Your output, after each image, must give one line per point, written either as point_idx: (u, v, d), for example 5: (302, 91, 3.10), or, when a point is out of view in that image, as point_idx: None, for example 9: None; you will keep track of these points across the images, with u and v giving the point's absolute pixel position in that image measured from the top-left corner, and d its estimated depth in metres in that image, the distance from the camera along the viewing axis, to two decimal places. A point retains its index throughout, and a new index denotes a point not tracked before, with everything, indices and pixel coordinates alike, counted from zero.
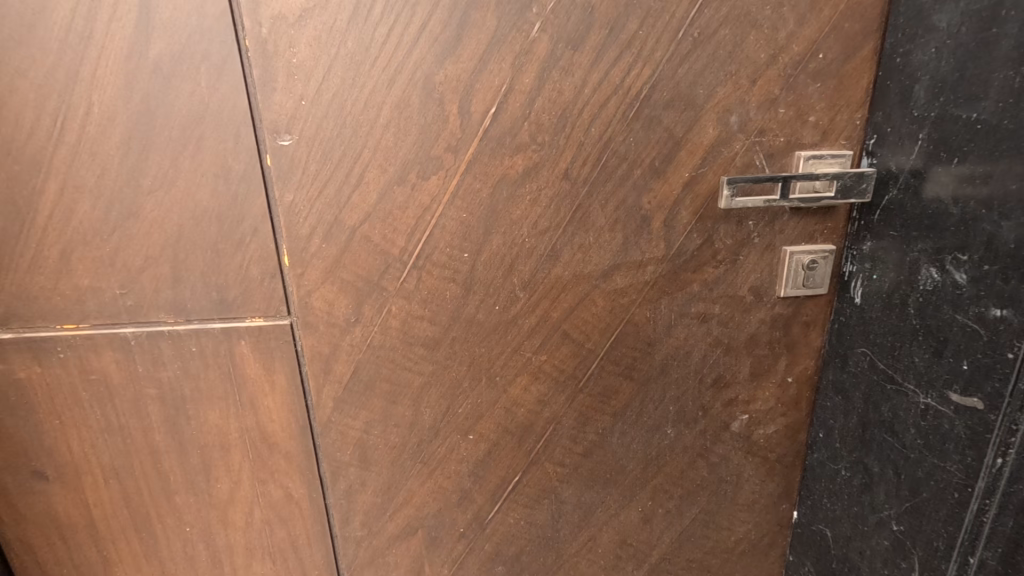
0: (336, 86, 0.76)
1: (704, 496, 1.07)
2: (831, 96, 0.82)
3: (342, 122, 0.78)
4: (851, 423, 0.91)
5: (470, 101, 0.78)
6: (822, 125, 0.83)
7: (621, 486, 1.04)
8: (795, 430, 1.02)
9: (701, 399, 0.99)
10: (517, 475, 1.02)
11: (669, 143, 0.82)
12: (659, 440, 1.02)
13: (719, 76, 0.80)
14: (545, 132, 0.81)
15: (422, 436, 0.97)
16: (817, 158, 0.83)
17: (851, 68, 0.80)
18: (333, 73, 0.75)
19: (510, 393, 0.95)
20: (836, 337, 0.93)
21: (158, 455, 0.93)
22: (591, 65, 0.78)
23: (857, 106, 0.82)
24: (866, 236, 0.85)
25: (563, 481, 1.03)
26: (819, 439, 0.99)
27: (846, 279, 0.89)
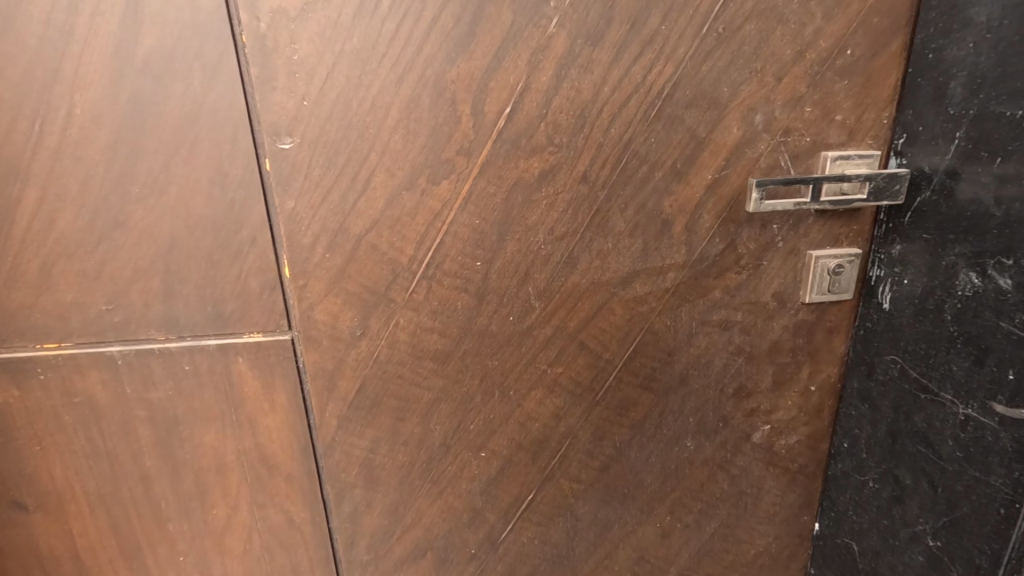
0: (341, 85, 0.71)
1: (724, 509, 1.03)
2: (858, 94, 0.78)
3: (348, 124, 0.73)
4: (879, 433, 0.88)
5: (484, 100, 0.74)
6: (849, 124, 0.79)
7: (639, 501, 1.00)
8: (817, 439, 0.99)
9: (721, 410, 0.95)
10: (531, 492, 0.97)
11: (691, 143, 0.78)
12: (678, 453, 0.98)
13: (744, 73, 0.76)
14: (562, 133, 0.76)
15: (431, 454, 0.92)
16: (844, 158, 0.80)
17: (879, 65, 0.77)
18: (338, 70, 0.70)
19: (524, 407, 0.91)
20: (861, 343, 0.90)
21: (149, 482, 0.87)
22: (611, 62, 0.74)
23: (885, 104, 0.79)
24: (895, 239, 0.81)
25: (578, 497, 0.98)
26: (843, 449, 0.96)
27: (873, 284, 0.86)
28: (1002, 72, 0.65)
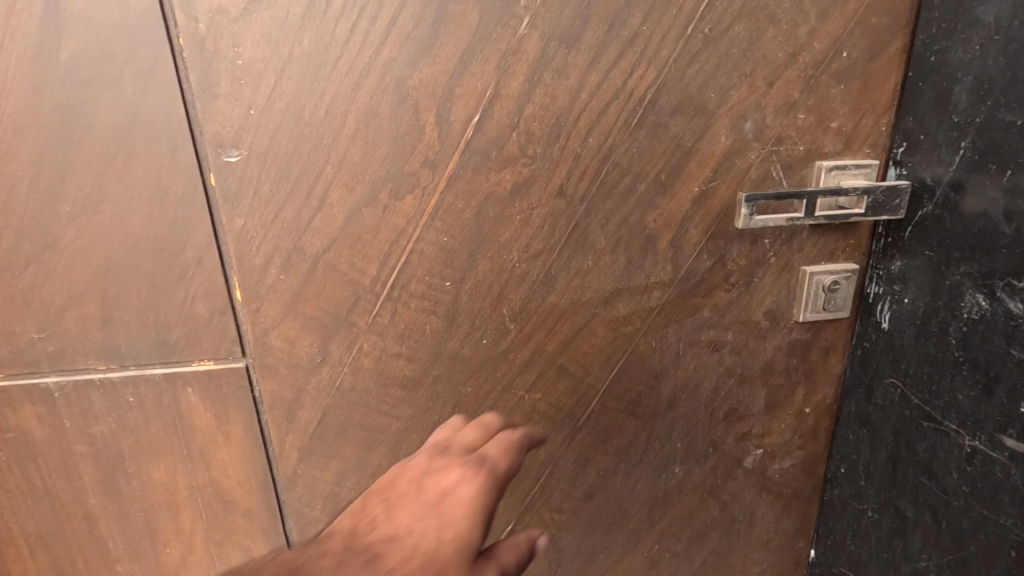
0: (291, 92, 0.64)
1: (715, 537, 0.97)
2: (855, 99, 0.73)
3: (300, 135, 0.66)
4: (879, 460, 0.82)
5: (450, 108, 0.68)
6: (845, 131, 0.74)
7: (625, 530, 0.94)
8: (813, 463, 0.94)
9: (712, 434, 0.90)
10: (510, 523, 0.91)
11: (677, 153, 0.73)
12: (666, 480, 0.92)
13: (733, 77, 0.70)
14: (536, 143, 0.70)
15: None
16: (840, 169, 0.74)
17: (877, 68, 0.72)
18: (288, 76, 0.64)
19: None
20: (860, 364, 0.84)
21: (97, 520, 0.80)
22: (589, 65, 0.68)
23: (883, 111, 0.74)
24: (895, 255, 0.76)
25: (561, 527, 0.93)
26: (840, 474, 0.91)
27: (871, 302, 0.80)
28: (1012, 76, 0.60)
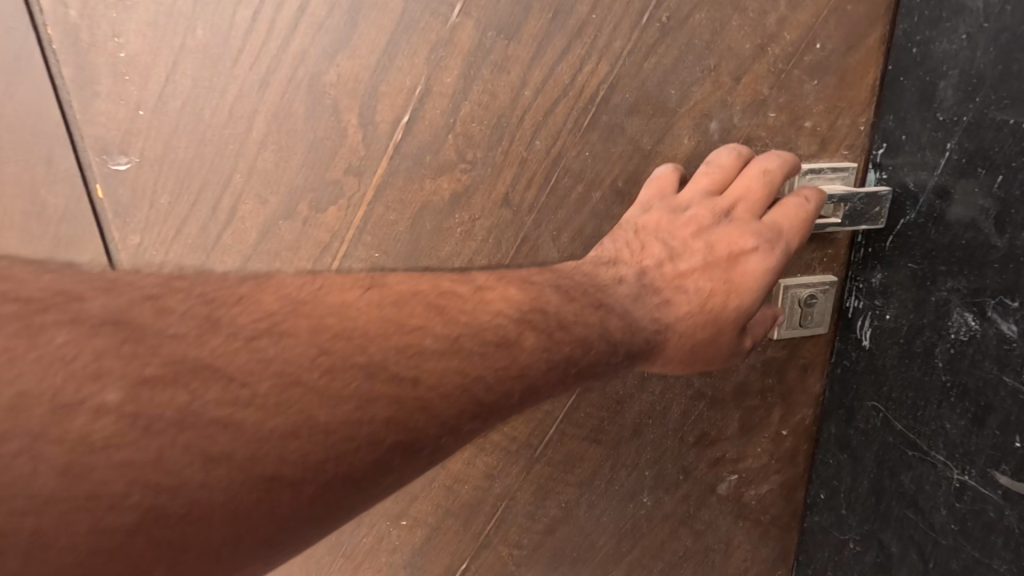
0: (186, 90, 0.56)
1: (689, 569, 0.89)
2: (830, 96, 0.66)
3: (200, 139, 0.57)
4: (859, 488, 0.75)
5: (374, 108, 0.60)
6: (821, 131, 0.67)
7: (590, 565, 0.86)
8: (791, 488, 0.86)
9: (682, 461, 0.82)
10: (464, 562, 0.83)
11: (635, 157, 0.65)
12: (634, 510, 0.84)
13: (695, 71, 0.63)
14: (476, 147, 0.62)
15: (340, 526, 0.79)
16: (816, 172, 0.67)
17: (855, 62, 0.65)
18: (182, 71, 0.55)
19: (450, 469, 0.78)
20: (839, 384, 0.77)
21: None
22: (533, 58, 0.60)
23: (862, 108, 0.67)
24: (875, 267, 0.69)
25: (520, 564, 0.84)
26: (818, 501, 0.84)
27: (851, 317, 0.73)
28: (1005, 70, 0.53)
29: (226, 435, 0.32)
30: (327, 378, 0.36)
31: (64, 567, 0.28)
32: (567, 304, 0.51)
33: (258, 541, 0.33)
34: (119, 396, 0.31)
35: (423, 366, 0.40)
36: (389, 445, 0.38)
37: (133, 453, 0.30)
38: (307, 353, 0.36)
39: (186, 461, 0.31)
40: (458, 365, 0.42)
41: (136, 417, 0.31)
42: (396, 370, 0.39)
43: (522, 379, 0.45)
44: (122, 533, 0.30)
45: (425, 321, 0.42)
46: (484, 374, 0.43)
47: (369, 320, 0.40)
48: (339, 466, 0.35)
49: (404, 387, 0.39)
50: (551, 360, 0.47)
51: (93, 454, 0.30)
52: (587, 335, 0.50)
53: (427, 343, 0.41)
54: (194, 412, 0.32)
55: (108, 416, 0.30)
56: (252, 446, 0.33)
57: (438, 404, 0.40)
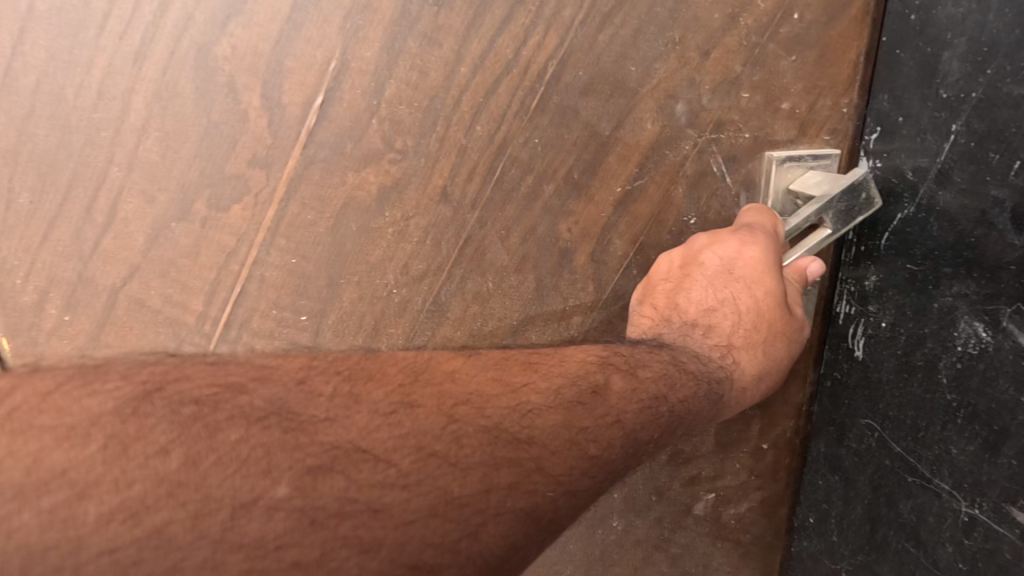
0: (43, 65, 0.47)
1: None
2: (809, 76, 0.57)
3: (63, 127, 0.48)
4: (851, 517, 0.65)
5: (280, 86, 0.50)
6: (801, 114, 0.58)
7: None
8: (775, 505, 0.74)
9: (655, 480, 0.73)
10: None
11: (591, 144, 0.56)
12: (602, 535, 0.74)
13: (657, 45, 0.54)
14: (406, 134, 0.53)
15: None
16: (794, 161, 0.58)
17: (837, 35, 0.57)
18: (34, 42, 0.46)
19: None
20: (826, 401, 0.66)
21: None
22: (468, 29, 0.51)
23: (845, 87, 0.58)
24: (870, 267, 0.59)
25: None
26: (802, 529, 0.72)
27: (844, 324, 0.62)
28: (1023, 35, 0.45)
29: (377, 522, 0.31)
30: (453, 448, 0.34)
31: None
32: (636, 349, 0.49)
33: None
34: (289, 491, 0.30)
35: (535, 423, 0.37)
36: (516, 515, 0.34)
37: (299, 550, 0.29)
38: (437, 422, 0.35)
39: (343, 555, 0.30)
40: (568, 419, 0.39)
41: (303, 512, 0.30)
42: (517, 432, 0.37)
43: (623, 425, 0.41)
44: None
45: (529, 378, 0.40)
46: (592, 427, 0.40)
47: (481, 382, 0.38)
48: (472, 546, 0.33)
49: (522, 447, 0.36)
50: (643, 402, 0.44)
51: (266, 556, 0.29)
52: (665, 368, 0.48)
53: (534, 399, 0.39)
54: (351, 500, 0.31)
55: (281, 513, 0.29)
56: (399, 531, 0.31)
57: (555, 463, 0.37)
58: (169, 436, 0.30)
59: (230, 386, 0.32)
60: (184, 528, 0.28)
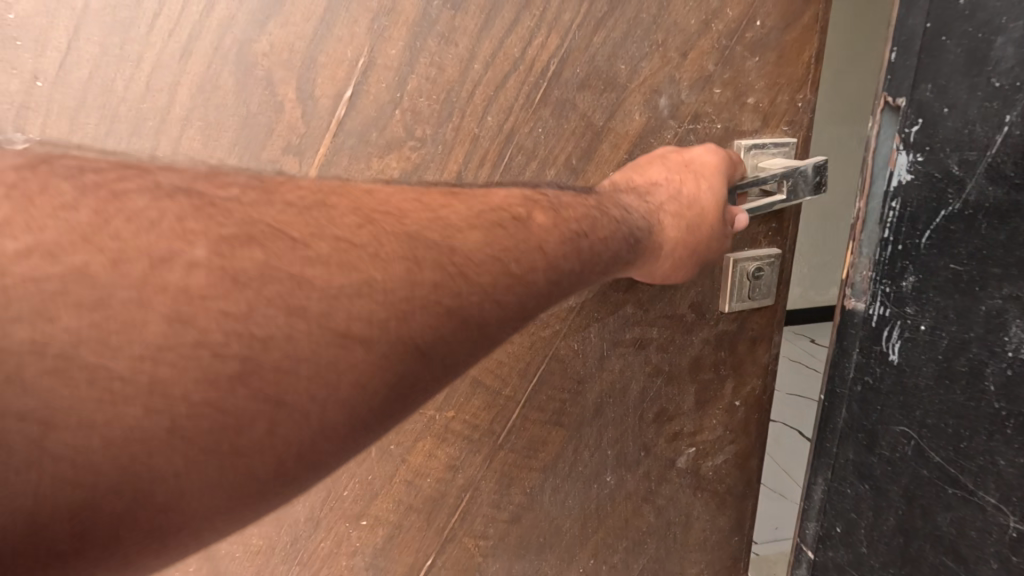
0: (92, 56, 0.51)
1: (653, 544, 0.87)
2: (770, 74, 0.63)
3: (108, 114, 0.53)
4: (881, 529, 0.61)
5: (313, 80, 0.54)
6: (762, 107, 0.64)
7: (558, 550, 0.82)
8: (744, 458, 0.87)
9: (643, 437, 0.80)
10: (428, 559, 0.77)
11: (587, 133, 0.61)
12: (596, 492, 0.81)
13: (643, 46, 0.59)
14: (425, 123, 0.57)
15: (296, 532, 0.71)
16: (759, 148, 0.65)
17: (792, 40, 0.63)
18: (88, 37, 0.51)
19: (409, 463, 0.71)
20: (858, 405, 0.62)
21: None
22: (480, 30, 0.55)
23: (799, 85, 0.65)
24: (909, 268, 0.56)
25: (488, 555, 0.79)
26: (829, 537, 0.68)
27: (876, 327, 0.59)
28: None
29: (302, 290, 0.31)
30: (375, 242, 0.34)
31: (156, 432, 0.26)
32: (560, 196, 0.51)
33: (347, 408, 0.32)
34: (209, 252, 0.29)
35: (455, 237, 0.39)
36: (439, 308, 0.36)
37: (228, 303, 0.28)
38: (354, 222, 0.35)
39: (272, 314, 0.29)
40: (488, 239, 0.41)
41: (224, 271, 0.29)
42: (434, 241, 0.37)
43: (545, 253, 0.44)
44: (227, 379, 0.28)
45: (450, 202, 0.42)
46: (512, 249, 0.42)
47: (401, 201, 0.39)
48: (401, 328, 0.34)
49: (444, 254, 0.37)
50: (565, 235, 0.47)
51: (193, 303, 0.27)
52: (589, 213, 0.51)
53: (452, 218, 0.40)
54: (272, 268, 0.30)
55: (203, 270, 0.28)
56: (327, 302, 0.31)
57: (478, 272, 0.39)
58: (72, 195, 0.27)
59: (250, 218, 0.31)
60: (104, 270, 0.26)
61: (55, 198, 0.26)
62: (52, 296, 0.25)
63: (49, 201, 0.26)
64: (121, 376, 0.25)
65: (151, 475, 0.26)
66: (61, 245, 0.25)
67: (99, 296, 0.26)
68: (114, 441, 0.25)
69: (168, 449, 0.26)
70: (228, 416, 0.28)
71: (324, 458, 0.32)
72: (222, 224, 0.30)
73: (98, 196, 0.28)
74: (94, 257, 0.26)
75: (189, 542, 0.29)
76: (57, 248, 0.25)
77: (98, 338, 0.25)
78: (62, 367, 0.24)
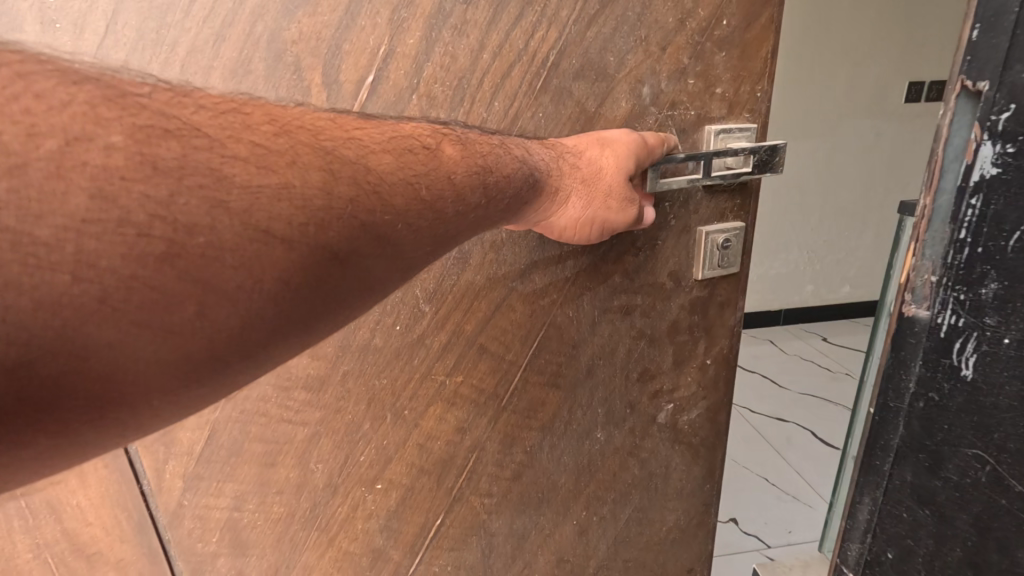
0: (130, 41, 0.58)
1: (638, 495, 0.99)
2: (735, 66, 0.70)
3: None
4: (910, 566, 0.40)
5: (339, 67, 0.60)
6: (728, 97, 0.71)
7: (555, 504, 0.93)
8: (715, 412, 0.97)
9: (628, 396, 0.90)
10: (438, 517, 0.88)
11: (582, 119, 0.67)
12: (589, 447, 0.91)
13: (629, 40, 0.65)
14: (439, 108, 0.63)
15: (314, 499, 0.83)
16: (725, 133, 0.71)
17: (754, 37, 0.69)
18: (127, 22, 0.57)
19: (423, 426, 0.81)
20: (921, 424, 0.38)
21: (8, 538, 0.84)
22: (489, 23, 0.61)
23: (759, 77, 0.71)
24: (991, 272, 0.34)
25: (491, 512, 0.90)
26: (878, 563, 0.42)
27: (944, 338, 0.36)
28: None
29: (219, 186, 0.36)
30: (293, 150, 0.40)
31: (86, 302, 0.31)
32: (469, 133, 0.58)
33: (273, 299, 0.38)
34: (122, 139, 0.33)
35: (370, 158, 0.46)
36: (355, 220, 0.42)
37: (147, 186, 0.33)
38: (270, 132, 0.40)
39: (193, 205, 0.34)
40: (400, 163, 0.48)
41: (141, 156, 0.33)
42: (350, 159, 0.44)
43: (453, 183, 0.52)
44: (152, 258, 0.33)
45: (362, 126, 0.48)
46: (423, 175, 0.50)
47: (313, 119, 0.45)
48: (319, 234, 0.40)
49: (360, 173, 0.44)
50: (471, 167, 0.54)
51: (114, 183, 0.32)
52: (489, 150, 0.58)
53: (367, 141, 0.47)
54: (189, 160, 0.35)
55: (118, 153, 0.32)
56: (248, 200, 0.37)
57: (391, 191, 0.46)
58: None
59: (218, 148, 0.36)
60: (20, 141, 0.29)
61: (41, 107, 0.30)
62: (40, 202, 0.29)
63: (23, 108, 0.30)
64: (48, 244, 0.30)
65: (85, 341, 0.31)
66: (48, 153, 0.30)
67: (85, 205, 0.31)
68: (46, 305, 0.30)
69: (100, 314, 0.31)
70: (157, 294, 0.33)
71: (252, 346, 0.38)
72: (194, 150, 0.35)
73: (81, 109, 0.32)
74: (78, 169, 0.31)
75: (131, 413, 0.34)
76: (44, 157, 0.30)
77: (20, 204, 0.29)
78: (42, 259, 0.29)
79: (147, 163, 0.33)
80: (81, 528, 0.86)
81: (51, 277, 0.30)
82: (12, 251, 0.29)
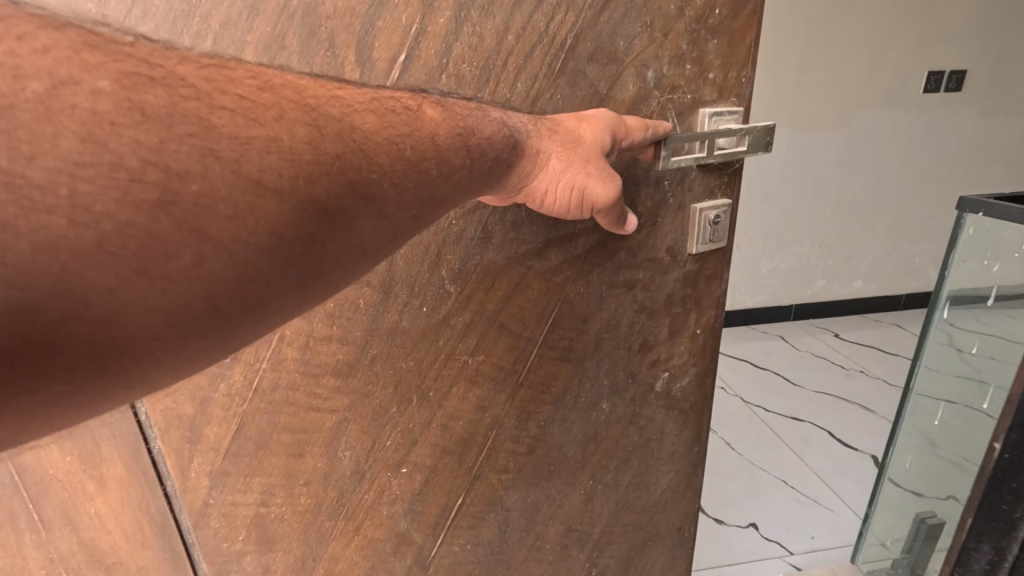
0: (161, 10, 0.60)
1: (636, 461, 1.06)
2: (725, 54, 0.74)
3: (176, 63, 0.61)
4: None
5: (371, 46, 0.63)
6: (719, 82, 0.75)
7: (564, 474, 1.00)
8: (701, 378, 1.04)
9: (630, 366, 0.96)
10: (460, 497, 0.94)
11: (594, 101, 0.70)
12: (597, 417, 0.98)
13: (637, 26, 0.69)
14: (466, 87, 0.66)
15: (341, 487, 0.88)
16: (718, 115, 0.76)
17: (741, 25, 0.74)
18: None
19: (446, 407, 0.87)
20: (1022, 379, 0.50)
21: (16, 558, 0.85)
22: (514, 5, 0.64)
23: (743, 64, 0.75)
24: None
25: (508, 487, 0.96)
26: None
27: None
28: None
29: (210, 136, 0.37)
30: (278, 104, 0.42)
31: (84, 248, 0.32)
32: (447, 99, 0.59)
33: (266, 253, 0.40)
34: (110, 86, 0.34)
35: (353, 117, 0.47)
36: (342, 177, 0.44)
37: (138, 131, 0.34)
38: (253, 86, 0.41)
39: (183, 152, 0.36)
40: (383, 123, 0.49)
41: (127, 102, 0.34)
42: (335, 116, 0.45)
43: (437, 144, 0.53)
44: (148, 205, 0.34)
45: (342, 87, 0.49)
46: (408, 135, 0.51)
47: (297, 77, 0.46)
48: (305, 189, 0.41)
49: (346, 130, 0.45)
50: (454, 129, 0.55)
51: (103, 126, 0.33)
52: (468, 114, 0.58)
53: (350, 100, 0.48)
54: (178, 109, 0.36)
55: (105, 98, 0.33)
56: (239, 151, 0.38)
57: (375, 149, 0.47)
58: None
59: (206, 98, 0.38)
60: (6, 83, 0.31)
61: (26, 50, 0.32)
62: (29, 143, 0.31)
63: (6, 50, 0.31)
64: (40, 185, 0.31)
65: (83, 286, 0.32)
66: (35, 95, 0.31)
67: (76, 147, 0.32)
68: (44, 248, 0.31)
69: (97, 260, 0.32)
70: (154, 241, 0.34)
71: (249, 300, 0.40)
72: (181, 98, 0.36)
73: (64, 53, 0.33)
74: (67, 112, 0.32)
75: (133, 365, 0.35)
76: (31, 99, 0.31)
77: (7, 142, 0.30)
78: (36, 201, 0.31)
79: (134, 109, 0.34)
80: (99, 539, 0.86)
81: (46, 220, 0.31)
82: (6, 193, 0.30)
